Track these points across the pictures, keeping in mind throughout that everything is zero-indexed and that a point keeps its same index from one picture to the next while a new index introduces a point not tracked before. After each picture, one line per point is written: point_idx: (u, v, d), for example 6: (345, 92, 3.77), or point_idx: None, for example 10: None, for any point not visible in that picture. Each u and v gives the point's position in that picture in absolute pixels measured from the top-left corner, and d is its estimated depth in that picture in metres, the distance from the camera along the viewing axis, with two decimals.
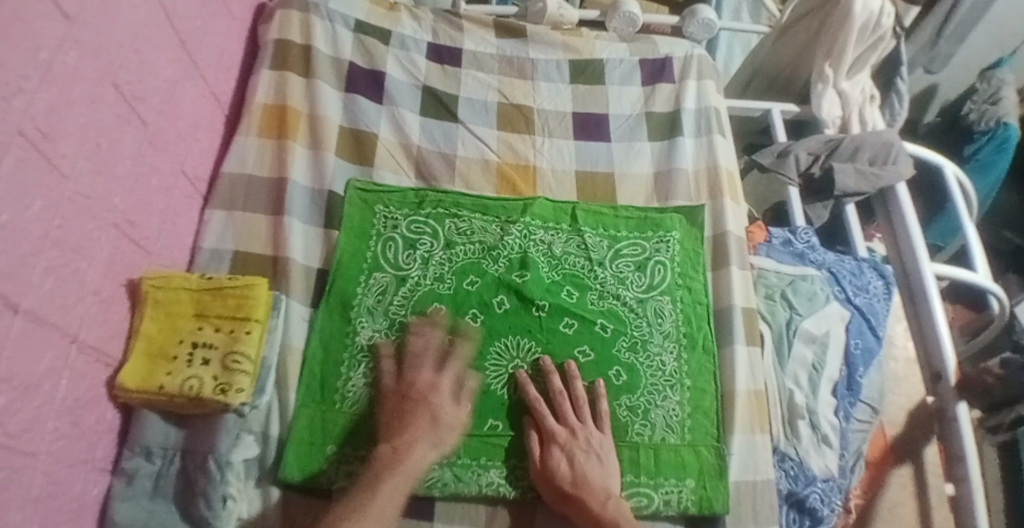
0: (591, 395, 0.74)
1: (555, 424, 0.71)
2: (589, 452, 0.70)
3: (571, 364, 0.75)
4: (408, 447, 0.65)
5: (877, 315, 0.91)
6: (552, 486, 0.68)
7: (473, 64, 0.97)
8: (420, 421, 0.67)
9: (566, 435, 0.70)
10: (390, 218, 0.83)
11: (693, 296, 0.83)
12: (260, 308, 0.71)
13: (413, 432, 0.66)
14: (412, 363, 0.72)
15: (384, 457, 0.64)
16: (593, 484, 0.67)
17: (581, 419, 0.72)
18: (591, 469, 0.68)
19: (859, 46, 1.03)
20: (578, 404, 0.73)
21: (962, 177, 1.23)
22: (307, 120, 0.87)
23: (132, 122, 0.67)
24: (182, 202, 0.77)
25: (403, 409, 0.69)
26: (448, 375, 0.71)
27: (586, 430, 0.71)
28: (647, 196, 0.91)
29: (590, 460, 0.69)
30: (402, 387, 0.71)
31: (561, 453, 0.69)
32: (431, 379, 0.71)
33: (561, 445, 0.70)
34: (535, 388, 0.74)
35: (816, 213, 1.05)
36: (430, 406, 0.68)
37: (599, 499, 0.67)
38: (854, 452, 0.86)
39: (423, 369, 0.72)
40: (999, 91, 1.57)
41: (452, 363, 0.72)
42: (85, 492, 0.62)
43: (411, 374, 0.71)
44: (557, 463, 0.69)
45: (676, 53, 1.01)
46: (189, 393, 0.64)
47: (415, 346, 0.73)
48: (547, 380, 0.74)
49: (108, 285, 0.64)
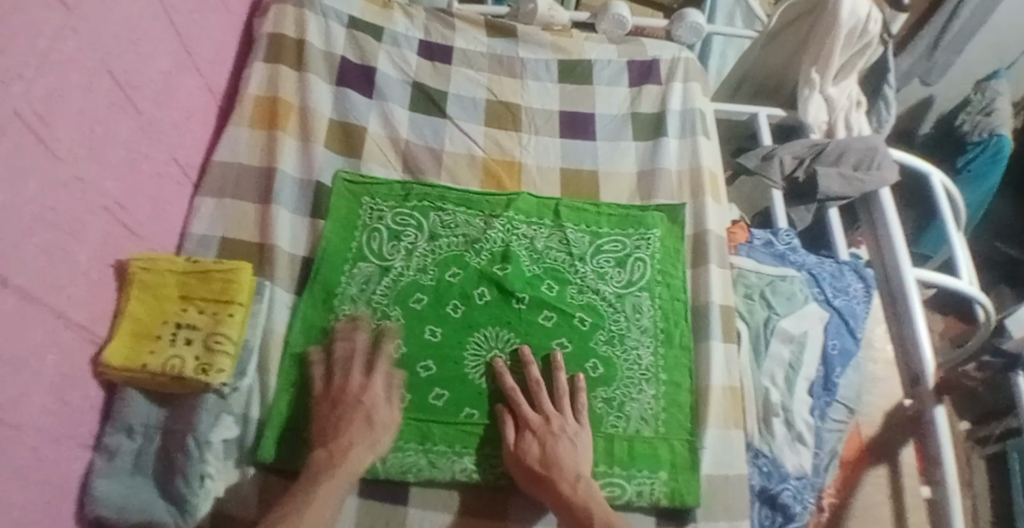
0: (572, 387, 0.76)
1: (530, 411, 0.73)
2: (562, 437, 0.71)
3: (557, 354, 0.76)
4: (343, 454, 0.66)
5: (856, 316, 0.93)
6: (525, 468, 0.70)
7: (463, 62, 0.99)
8: (356, 425, 0.68)
9: (539, 422, 0.72)
10: (376, 209, 0.84)
11: (672, 293, 0.85)
12: (243, 293, 0.72)
13: (348, 438, 0.68)
14: (333, 369, 0.73)
15: (320, 462, 0.66)
16: (564, 466, 0.69)
17: (558, 409, 0.73)
18: (564, 453, 0.70)
19: (846, 51, 1.04)
20: (557, 395, 0.74)
21: (949, 186, 1.25)
22: (298, 113, 0.89)
23: (127, 110, 0.69)
24: (173, 190, 0.80)
25: (335, 414, 0.70)
26: (381, 376, 0.72)
27: (560, 419, 0.72)
28: (630, 193, 0.93)
29: (562, 443, 0.70)
30: (331, 393, 0.72)
31: (534, 438, 0.71)
32: (364, 383, 0.72)
33: (533, 430, 0.71)
34: (511, 378, 0.75)
35: (799, 216, 1.07)
36: (365, 410, 0.70)
37: (569, 481, 0.68)
38: (830, 451, 0.87)
39: (349, 373, 0.72)
40: (993, 102, 1.59)
41: (383, 364, 0.73)
42: (68, 466, 0.64)
43: (337, 378, 0.73)
44: (528, 446, 0.71)
45: (664, 56, 1.03)
46: (171, 372, 0.66)
47: (336, 352, 0.74)
48: (526, 370, 0.76)
49: (97, 266, 0.66)
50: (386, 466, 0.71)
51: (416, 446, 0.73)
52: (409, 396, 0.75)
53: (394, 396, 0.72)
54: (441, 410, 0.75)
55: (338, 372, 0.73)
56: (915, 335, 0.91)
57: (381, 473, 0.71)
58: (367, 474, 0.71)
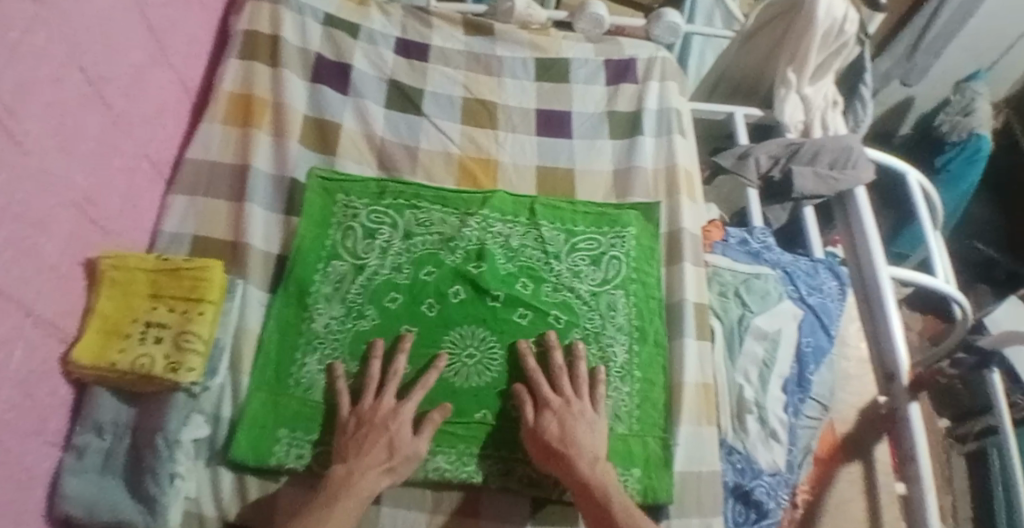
0: (592, 377, 0.77)
1: (549, 391, 0.73)
2: (581, 418, 0.71)
3: (578, 345, 0.78)
4: (361, 473, 0.65)
5: (830, 314, 0.93)
6: (542, 445, 0.70)
7: (440, 59, 0.99)
8: (374, 449, 0.67)
9: (559, 402, 0.72)
10: (351, 207, 0.84)
11: (647, 290, 0.85)
12: (214, 291, 0.72)
13: (368, 459, 0.66)
14: (367, 388, 0.72)
15: (338, 478, 0.65)
16: (582, 445, 0.69)
17: (577, 393, 0.74)
18: (582, 433, 0.70)
19: (823, 51, 1.05)
20: (577, 381, 0.75)
21: (925, 184, 1.26)
22: (272, 109, 0.89)
23: (97, 104, 0.68)
24: (144, 186, 0.79)
25: (359, 434, 0.69)
26: (411, 404, 0.71)
27: (580, 402, 0.73)
28: (606, 192, 0.93)
29: (581, 425, 0.71)
30: (359, 412, 0.71)
31: (553, 416, 0.71)
32: (394, 408, 0.70)
33: (552, 409, 0.72)
34: (533, 359, 0.76)
35: (776, 215, 1.08)
36: (390, 434, 0.68)
37: (587, 459, 0.68)
38: (803, 448, 0.87)
39: (381, 395, 0.72)
40: (972, 103, 1.62)
41: (418, 391, 0.72)
42: (36, 463, 0.63)
43: (368, 399, 0.72)
44: (547, 423, 0.71)
45: (642, 55, 1.03)
46: (140, 370, 0.66)
47: (373, 371, 0.73)
48: (549, 355, 0.77)
49: (65, 262, 0.65)
50: None
51: None
52: None
53: (424, 429, 0.70)
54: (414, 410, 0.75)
55: (371, 392, 0.72)
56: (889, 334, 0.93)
57: None
58: None
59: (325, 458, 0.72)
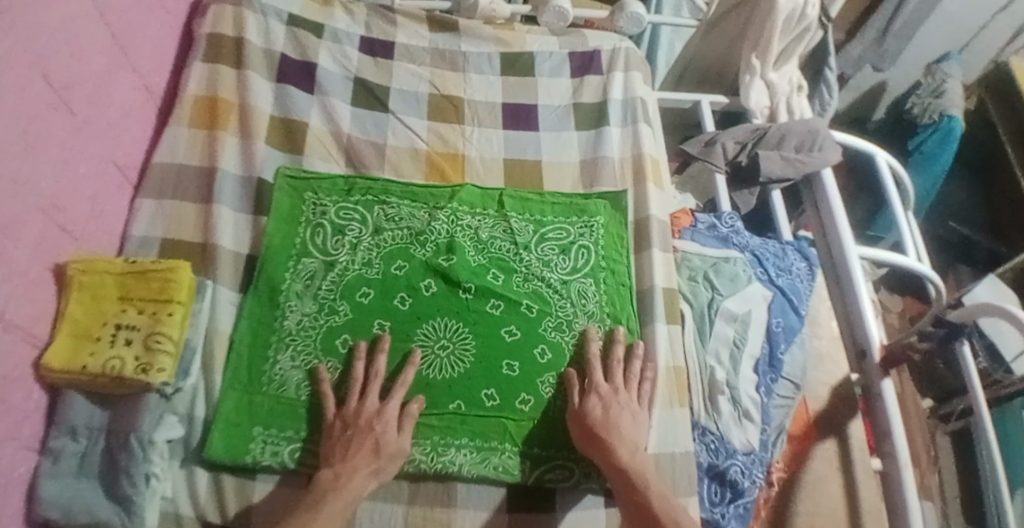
0: (642, 375, 0.79)
1: (602, 379, 0.77)
2: (626, 408, 0.74)
3: (639, 344, 0.81)
4: (349, 475, 0.66)
5: (800, 294, 0.95)
6: (585, 426, 0.73)
7: (405, 56, 1.00)
8: (364, 448, 0.68)
9: (607, 389, 0.75)
10: (319, 205, 0.85)
11: (617, 278, 0.86)
12: (183, 291, 0.72)
13: (355, 460, 0.67)
14: (351, 390, 0.73)
15: (325, 481, 0.66)
16: (623, 434, 0.71)
17: (626, 385, 0.77)
18: (625, 422, 0.73)
19: (785, 37, 1.07)
20: (630, 374, 0.78)
21: (894, 164, 1.28)
22: (238, 111, 0.90)
23: (61, 110, 0.68)
24: (112, 191, 0.79)
25: (345, 437, 0.70)
26: (396, 400, 0.72)
27: (626, 394, 0.76)
28: (574, 182, 0.95)
29: (624, 414, 0.74)
30: (344, 414, 0.72)
31: (599, 401, 0.74)
32: (379, 407, 0.71)
33: (599, 395, 0.75)
34: (597, 346, 0.80)
35: (744, 199, 1.08)
36: (376, 435, 0.69)
37: (628, 448, 0.71)
38: (777, 427, 0.88)
39: (366, 396, 0.72)
40: (943, 84, 1.64)
41: (399, 388, 0.73)
42: (12, 469, 0.63)
43: (353, 401, 0.72)
44: (592, 407, 0.74)
45: (605, 47, 1.05)
46: (110, 373, 0.66)
47: (356, 373, 0.74)
48: (612, 346, 0.80)
49: (35, 267, 0.65)
50: None
51: None
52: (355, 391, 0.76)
53: (406, 424, 0.71)
54: None
55: (355, 393, 0.73)
56: (863, 318, 0.94)
57: None
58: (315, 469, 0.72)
59: (301, 454, 0.72)
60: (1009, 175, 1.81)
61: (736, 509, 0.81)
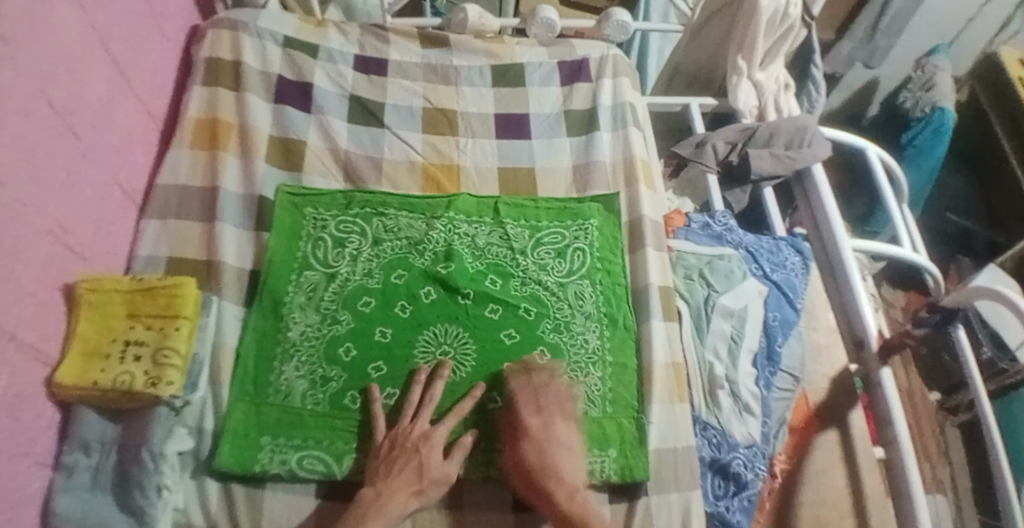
0: (571, 394, 0.78)
1: (530, 415, 0.74)
2: (559, 444, 0.73)
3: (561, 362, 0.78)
4: (389, 494, 0.68)
5: (795, 288, 0.97)
6: (524, 476, 0.72)
7: (399, 73, 1.03)
8: (409, 468, 0.70)
9: (538, 428, 0.73)
10: (319, 219, 0.87)
11: (613, 278, 0.88)
12: (189, 306, 0.75)
13: (397, 479, 0.69)
14: (403, 412, 0.75)
15: (367, 499, 0.68)
16: (562, 476, 0.71)
17: (559, 414, 0.75)
18: (560, 460, 0.72)
19: (770, 37, 1.09)
20: (563, 403, 0.76)
21: (887, 159, 1.29)
22: (238, 131, 0.93)
23: (65, 135, 0.71)
24: (117, 212, 0.82)
25: (391, 457, 0.71)
26: (442, 427, 0.74)
27: (559, 425, 0.74)
28: (567, 187, 0.97)
29: (558, 452, 0.72)
30: (393, 434, 0.73)
31: (532, 444, 0.72)
32: (426, 432, 0.73)
33: (530, 436, 0.73)
34: (523, 378, 0.77)
35: (736, 198, 1.10)
36: (420, 457, 0.71)
37: (566, 491, 0.70)
38: (778, 419, 0.89)
39: (417, 419, 0.74)
40: (934, 77, 1.65)
41: (450, 418, 0.74)
42: (27, 485, 0.65)
43: (404, 421, 0.74)
44: (527, 452, 0.72)
45: (593, 55, 1.07)
46: (121, 387, 0.68)
47: (411, 397, 0.76)
48: (534, 374, 0.77)
49: (45, 287, 0.67)
50: (342, 468, 0.74)
51: (359, 448, 0.75)
52: (360, 398, 0.77)
53: (454, 453, 0.73)
54: (390, 408, 0.77)
55: (408, 415, 0.75)
56: (860, 316, 0.94)
57: (338, 474, 0.73)
58: (324, 476, 0.73)
59: (309, 462, 0.73)
60: (1004, 165, 1.82)
61: (741, 502, 0.82)
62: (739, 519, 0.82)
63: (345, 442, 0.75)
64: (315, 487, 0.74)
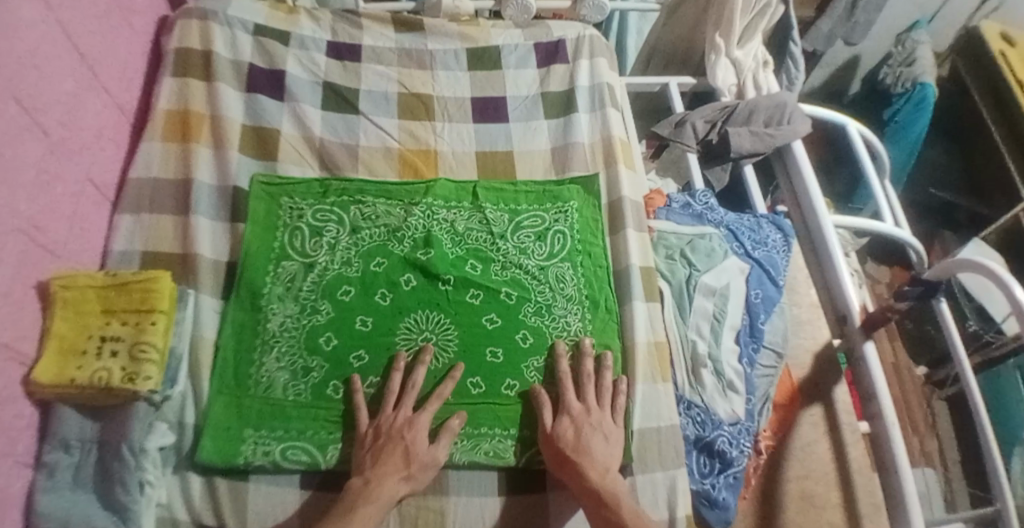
0: (613, 388, 0.79)
1: (574, 399, 0.76)
2: (599, 427, 0.74)
3: (607, 356, 0.80)
4: (378, 479, 0.68)
5: (776, 265, 0.97)
6: (555, 452, 0.73)
7: (373, 58, 1.01)
8: (395, 453, 0.70)
9: (580, 410, 0.75)
10: (296, 209, 0.86)
11: (594, 260, 0.88)
12: (165, 300, 0.73)
13: (386, 464, 0.69)
14: (386, 400, 0.74)
15: (356, 487, 0.68)
16: (594, 455, 0.72)
17: (599, 404, 0.77)
18: (595, 445, 0.73)
19: (746, 14, 1.08)
20: (601, 390, 0.78)
21: (867, 134, 1.28)
22: (210, 122, 0.91)
23: (35, 132, 0.69)
24: (91, 208, 0.81)
25: (378, 445, 0.71)
26: (425, 417, 0.73)
27: (600, 413, 0.76)
28: (546, 169, 0.96)
29: (596, 435, 0.73)
30: (377, 423, 0.73)
31: (570, 423, 0.74)
32: (410, 419, 0.73)
33: (571, 416, 0.75)
34: (566, 363, 0.80)
35: (716, 176, 1.10)
36: (406, 443, 0.71)
37: (598, 470, 0.71)
38: (762, 396, 0.90)
39: (399, 407, 0.74)
40: (914, 52, 1.66)
41: (432, 402, 0.74)
42: (9, 485, 0.64)
43: (386, 411, 0.74)
44: (563, 429, 0.74)
45: (569, 36, 1.06)
46: (98, 384, 0.67)
47: (393, 384, 0.75)
48: (573, 362, 0.79)
49: (18, 287, 0.66)
50: (327, 458, 0.73)
51: (342, 437, 0.75)
52: (343, 387, 0.77)
53: (442, 437, 0.73)
54: (372, 396, 0.76)
55: (390, 403, 0.74)
56: (844, 295, 0.93)
57: (323, 465, 0.73)
58: (308, 466, 0.73)
59: (293, 452, 0.73)
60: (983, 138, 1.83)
61: (727, 478, 0.82)
62: (724, 496, 0.82)
63: (329, 432, 0.75)
64: (299, 478, 0.74)
